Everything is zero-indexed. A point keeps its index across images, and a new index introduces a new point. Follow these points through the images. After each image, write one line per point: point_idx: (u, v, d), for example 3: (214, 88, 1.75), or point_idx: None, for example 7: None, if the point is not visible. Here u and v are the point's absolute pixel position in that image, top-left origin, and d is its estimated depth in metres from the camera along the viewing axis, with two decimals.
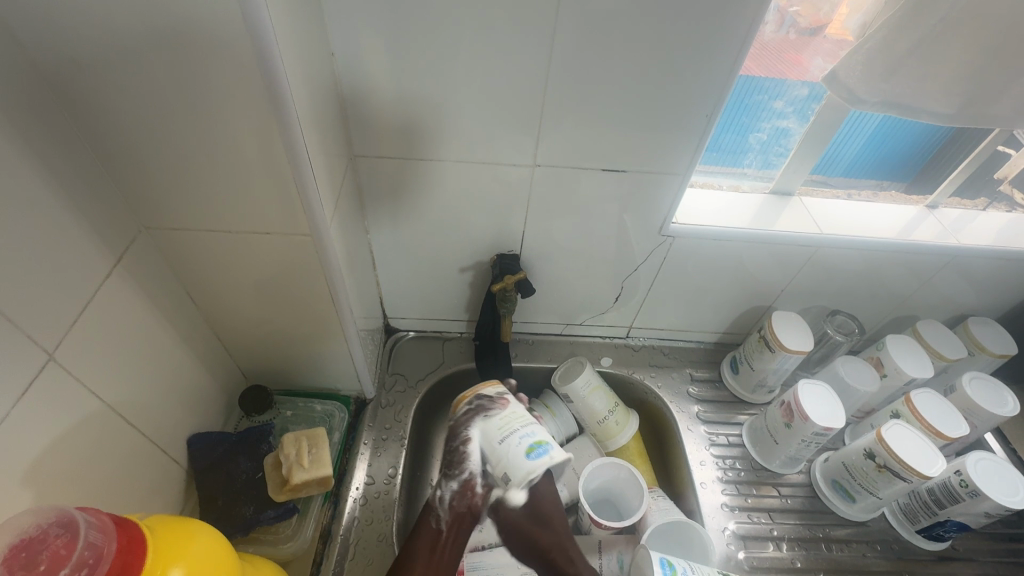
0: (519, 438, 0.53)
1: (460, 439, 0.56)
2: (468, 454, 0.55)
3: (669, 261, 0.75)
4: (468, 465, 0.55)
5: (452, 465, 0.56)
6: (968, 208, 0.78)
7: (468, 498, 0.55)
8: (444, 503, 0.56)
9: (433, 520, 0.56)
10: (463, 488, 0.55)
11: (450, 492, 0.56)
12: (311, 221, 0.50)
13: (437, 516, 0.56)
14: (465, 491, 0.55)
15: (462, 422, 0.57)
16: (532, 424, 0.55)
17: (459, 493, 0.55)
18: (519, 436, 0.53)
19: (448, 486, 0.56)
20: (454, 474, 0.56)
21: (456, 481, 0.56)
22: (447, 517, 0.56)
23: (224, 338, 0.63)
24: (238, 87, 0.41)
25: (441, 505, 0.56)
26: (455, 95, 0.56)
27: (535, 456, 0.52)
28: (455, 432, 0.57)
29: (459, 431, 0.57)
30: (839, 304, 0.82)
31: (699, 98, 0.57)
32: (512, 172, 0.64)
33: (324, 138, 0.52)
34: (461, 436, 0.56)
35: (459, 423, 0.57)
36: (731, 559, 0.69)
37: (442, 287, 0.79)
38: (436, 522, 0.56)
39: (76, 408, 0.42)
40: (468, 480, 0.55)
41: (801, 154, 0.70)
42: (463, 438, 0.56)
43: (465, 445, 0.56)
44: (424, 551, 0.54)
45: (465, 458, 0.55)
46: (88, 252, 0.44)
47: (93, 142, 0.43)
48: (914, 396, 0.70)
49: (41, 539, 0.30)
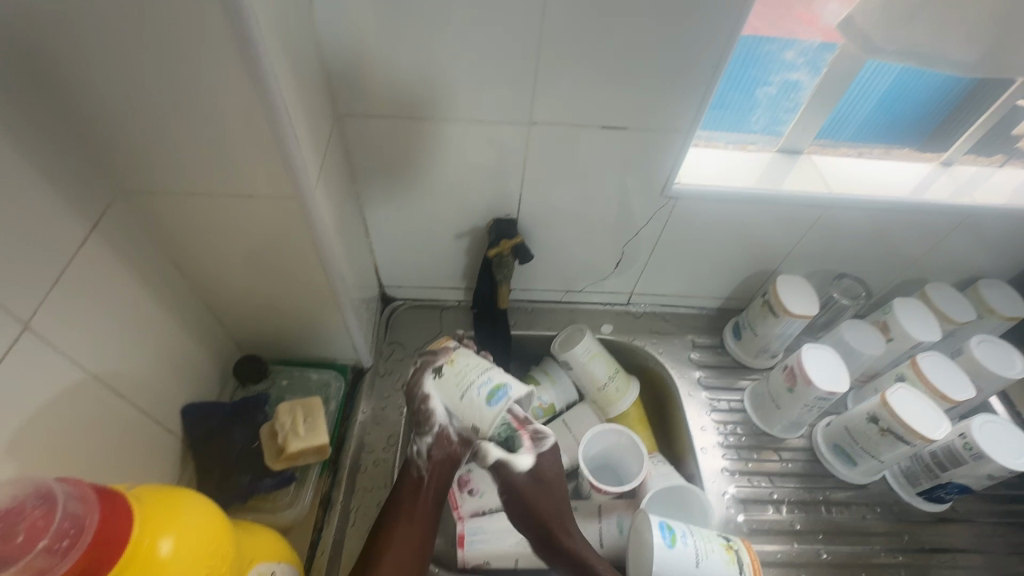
0: (479, 387, 0.55)
1: (421, 398, 0.58)
2: (433, 409, 0.57)
3: (671, 225, 0.72)
4: (435, 419, 0.57)
5: (420, 421, 0.58)
6: (982, 166, 0.74)
7: (445, 447, 0.58)
8: (422, 455, 0.58)
9: (414, 470, 0.59)
10: (438, 439, 0.58)
11: (425, 445, 0.58)
12: (295, 183, 0.48)
13: (417, 466, 0.59)
14: (439, 441, 0.58)
15: (416, 380, 0.59)
16: (490, 371, 0.56)
17: (435, 444, 0.58)
18: (477, 386, 0.55)
19: (422, 439, 0.58)
20: (425, 429, 0.58)
21: (430, 434, 0.58)
22: (427, 466, 0.59)
23: (214, 308, 0.62)
24: (205, 36, 0.38)
25: (420, 457, 0.59)
26: (444, 48, 0.53)
27: (495, 401, 0.54)
28: (414, 392, 0.59)
29: (416, 388, 0.59)
30: (846, 267, 0.80)
31: (704, 48, 0.53)
32: (508, 132, 0.61)
33: (306, 95, 0.49)
34: (419, 394, 0.58)
35: (413, 383, 0.59)
36: (730, 522, 0.69)
37: (437, 254, 0.77)
38: (418, 471, 0.59)
39: (57, 378, 0.41)
40: (440, 431, 0.58)
41: (811, 111, 0.66)
42: (423, 395, 0.58)
43: (426, 401, 0.58)
44: (406, 503, 0.57)
45: (430, 413, 0.57)
46: (60, 217, 0.42)
47: (56, 101, 0.41)
48: (921, 359, 0.69)
49: (18, 510, 0.30)
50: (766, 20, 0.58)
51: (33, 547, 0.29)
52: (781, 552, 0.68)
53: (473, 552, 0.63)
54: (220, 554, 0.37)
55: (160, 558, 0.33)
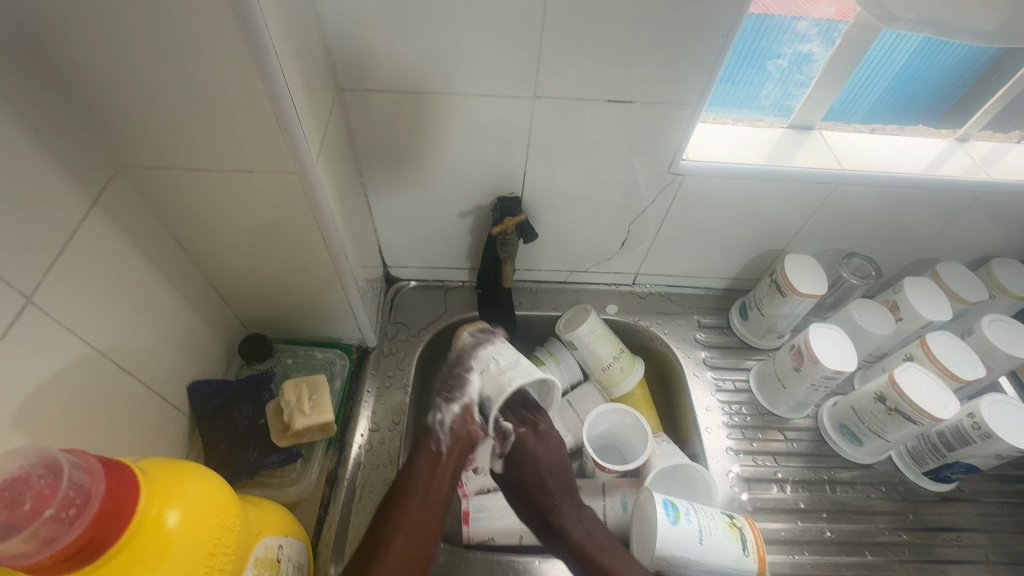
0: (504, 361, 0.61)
1: (465, 369, 0.61)
2: (470, 381, 0.60)
3: (678, 203, 0.71)
4: (469, 390, 0.59)
5: (454, 390, 0.59)
6: (1000, 141, 0.72)
7: (467, 423, 0.59)
8: (444, 426, 0.58)
9: (433, 443, 0.58)
10: (464, 413, 0.58)
11: (449, 416, 0.58)
12: (296, 157, 0.47)
13: (437, 440, 0.58)
14: (465, 415, 0.58)
15: (469, 351, 0.63)
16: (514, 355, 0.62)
17: (459, 417, 0.58)
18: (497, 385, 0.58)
19: (448, 409, 0.59)
20: (454, 398, 0.59)
21: (457, 405, 0.59)
22: (447, 441, 0.58)
23: (219, 286, 0.62)
24: (205, 8, 0.37)
25: (441, 429, 0.58)
26: (447, 20, 0.51)
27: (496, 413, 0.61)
28: (462, 361, 0.62)
29: (465, 360, 0.62)
30: (856, 246, 0.78)
31: (714, 19, 0.52)
32: (512, 107, 0.60)
33: (306, 68, 0.48)
34: (467, 364, 0.61)
35: (464, 353, 0.63)
36: (734, 500, 0.69)
37: (441, 233, 0.76)
38: (436, 445, 0.58)
39: (61, 353, 0.41)
40: (467, 404, 0.59)
41: (823, 84, 0.64)
42: (468, 366, 0.61)
43: (468, 373, 0.60)
44: (424, 472, 0.57)
45: (467, 385, 0.60)
46: (60, 191, 0.41)
47: (54, 72, 0.40)
48: (930, 338, 0.68)
49: (24, 479, 0.30)
50: None
51: (41, 515, 0.29)
52: (784, 530, 0.68)
53: (477, 528, 0.64)
54: (226, 525, 0.38)
55: (168, 528, 0.34)
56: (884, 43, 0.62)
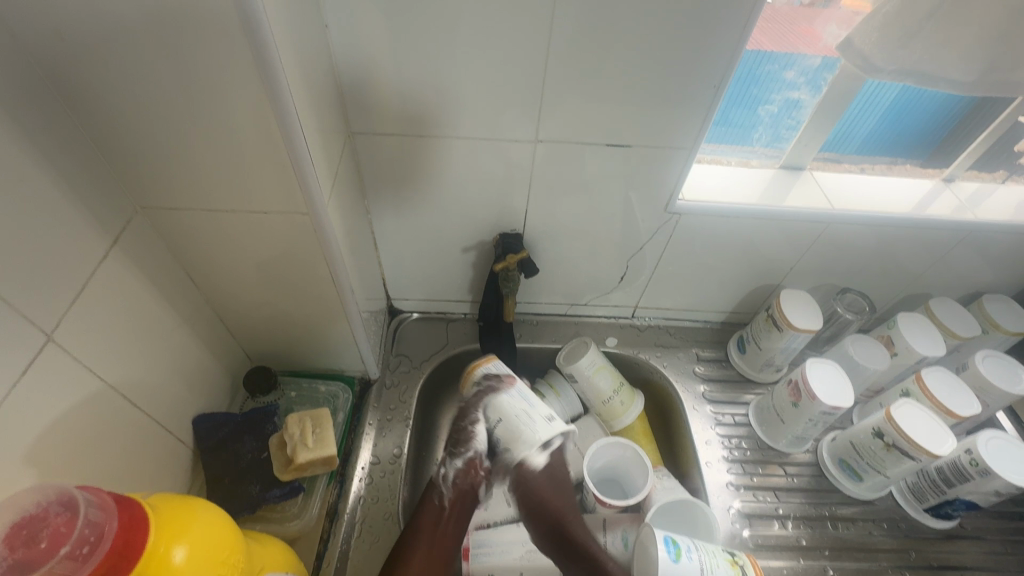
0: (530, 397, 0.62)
1: (469, 420, 0.61)
2: (475, 434, 0.60)
3: (674, 240, 0.73)
4: (474, 444, 0.60)
5: (458, 443, 0.61)
6: (985, 182, 0.75)
7: (471, 477, 0.60)
8: (447, 480, 0.60)
9: (437, 496, 0.61)
10: (467, 466, 0.60)
11: (453, 470, 0.60)
12: (309, 198, 0.49)
13: (440, 493, 0.60)
14: (468, 469, 0.60)
15: (475, 402, 0.62)
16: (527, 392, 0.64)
17: (463, 472, 0.60)
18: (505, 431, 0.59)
19: (452, 463, 0.61)
20: (459, 452, 0.61)
21: (461, 459, 0.60)
22: (450, 494, 0.60)
23: (226, 319, 0.63)
24: (232, 66, 0.40)
25: (445, 482, 0.61)
26: (453, 71, 0.55)
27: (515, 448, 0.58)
28: (466, 411, 0.62)
29: (471, 410, 0.62)
30: (850, 282, 0.80)
31: (705, 72, 0.55)
32: (515, 150, 0.62)
33: (320, 115, 0.51)
34: (470, 416, 0.61)
35: (469, 404, 0.62)
36: (736, 537, 0.69)
37: (444, 267, 0.78)
38: (439, 499, 0.60)
39: (76, 388, 0.43)
40: (471, 458, 0.60)
41: (813, 127, 0.68)
42: (473, 417, 0.61)
43: (472, 424, 0.61)
44: (428, 528, 0.58)
45: (472, 437, 0.60)
46: (85, 233, 0.43)
47: (83, 118, 0.42)
48: (925, 374, 0.69)
49: (42, 517, 0.31)
50: (772, 37, 0.59)
51: (55, 553, 0.30)
52: (787, 568, 0.67)
53: (477, 565, 0.63)
54: (231, 563, 0.38)
55: (174, 565, 0.34)
56: (868, 90, 0.65)
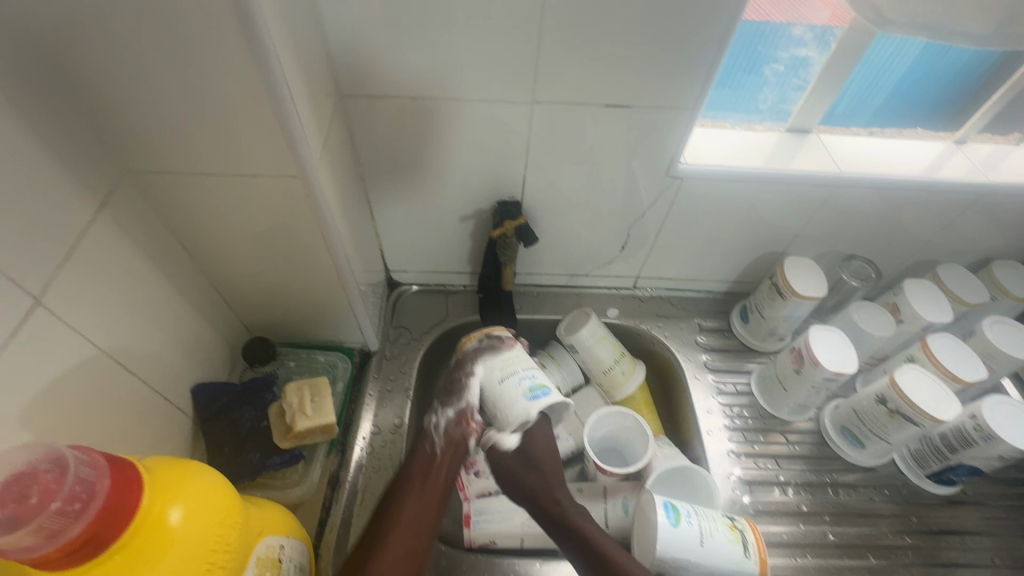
0: (519, 380, 0.59)
1: (465, 372, 0.62)
2: (469, 387, 0.61)
3: (676, 206, 0.72)
4: (466, 397, 0.61)
5: (451, 393, 0.62)
6: (999, 144, 0.72)
7: (463, 426, 0.62)
8: (439, 429, 0.62)
9: (429, 445, 0.61)
10: (460, 418, 0.62)
11: (445, 420, 0.62)
12: (300, 161, 0.48)
13: (433, 441, 0.61)
14: (459, 420, 0.62)
15: (470, 356, 0.62)
16: (533, 367, 0.60)
17: (454, 421, 0.61)
18: (518, 377, 0.59)
19: (445, 413, 0.62)
20: (450, 403, 0.62)
21: (453, 410, 0.62)
22: (442, 443, 0.61)
23: (222, 289, 0.63)
24: (211, 17, 0.38)
25: (437, 432, 0.62)
26: (446, 30, 0.53)
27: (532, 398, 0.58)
28: (463, 364, 0.63)
29: (467, 364, 0.62)
30: (856, 249, 0.79)
31: (710, 26, 0.53)
32: (513, 113, 0.60)
33: (308, 75, 0.49)
34: (467, 368, 0.62)
35: (466, 356, 0.63)
36: (736, 503, 0.69)
37: (443, 238, 0.77)
38: (432, 447, 0.61)
39: (68, 353, 0.42)
40: (464, 410, 0.61)
41: (822, 86, 0.65)
42: (469, 370, 0.62)
43: (467, 377, 0.61)
44: (420, 474, 0.59)
45: (465, 390, 0.61)
46: (70, 197, 0.43)
47: (62, 76, 0.41)
48: (931, 341, 0.68)
49: (30, 474, 0.31)
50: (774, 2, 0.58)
51: (46, 508, 0.30)
52: (787, 533, 0.68)
53: (479, 532, 0.64)
54: (227, 523, 0.38)
55: (169, 526, 0.34)
56: (879, 51, 0.63)
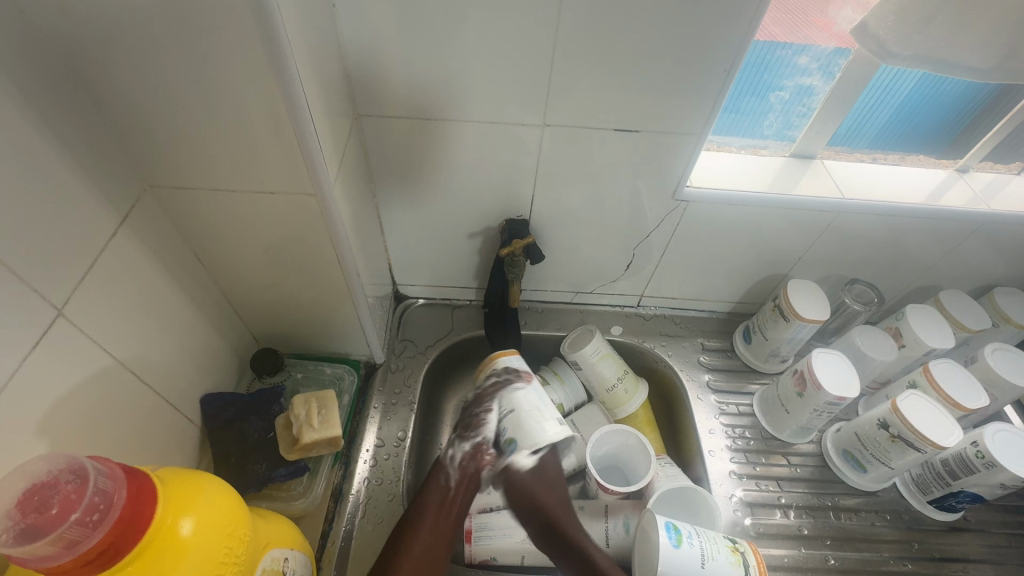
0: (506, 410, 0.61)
1: (482, 408, 0.63)
2: (487, 421, 0.62)
3: (682, 228, 0.73)
4: (483, 430, 0.62)
5: (470, 428, 0.62)
6: (999, 173, 0.74)
7: (478, 460, 0.61)
8: (454, 462, 0.61)
9: (444, 478, 0.61)
10: (475, 450, 0.61)
11: (461, 453, 0.62)
12: (316, 180, 0.49)
13: (447, 474, 0.61)
14: (475, 452, 0.61)
15: (491, 392, 0.63)
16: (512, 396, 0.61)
17: (469, 454, 0.61)
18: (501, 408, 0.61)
19: (461, 446, 0.62)
20: (468, 435, 0.62)
21: (469, 443, 0.62)
22: (456, 476, 0.61)
23: (233, 300, 0.64)
24: (236, 41, 0.39)
25: (452, 464, 0.61)
26: (461, 55, 0.54)
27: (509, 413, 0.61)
28: (481, 400, 0.63)
29: (484, 399, 0.63)
30: (859, 273, 0.80)
31: (717, 57, 0.54)
32: (523, 135, 0.62)
33: (327, 96, 0.50)
34: (485, 404, 0.63)
35: (485, 392, 0.64)
36: (737, 525, 0.69)
37: (450, 253, 0.78)
38: (446, 479, 0.61)
39: (86, 363, 0.43)
40: (480, 443, 0.62)
41: (825, 114, 0.66)
42: (485, 406, 0.63)
43: (485, 414, 0.62)
44: (433, 506, 0.59)
45: (483, 423, 0.62)
46: (95, 211, 0.44)
47: (90, 94, 0.42)
48: (933, 366, 0.68)
49: (53, 483, 0.32)
50: (783, 27, 0.58)
51: (66, 519, 0.31)
52: (788, 557, 0.68)
53: (480, 548, 0.64)
54: (237, 536, 0.39)
55: (181, 537, 0.35)
56: (881, 78, 0.64)
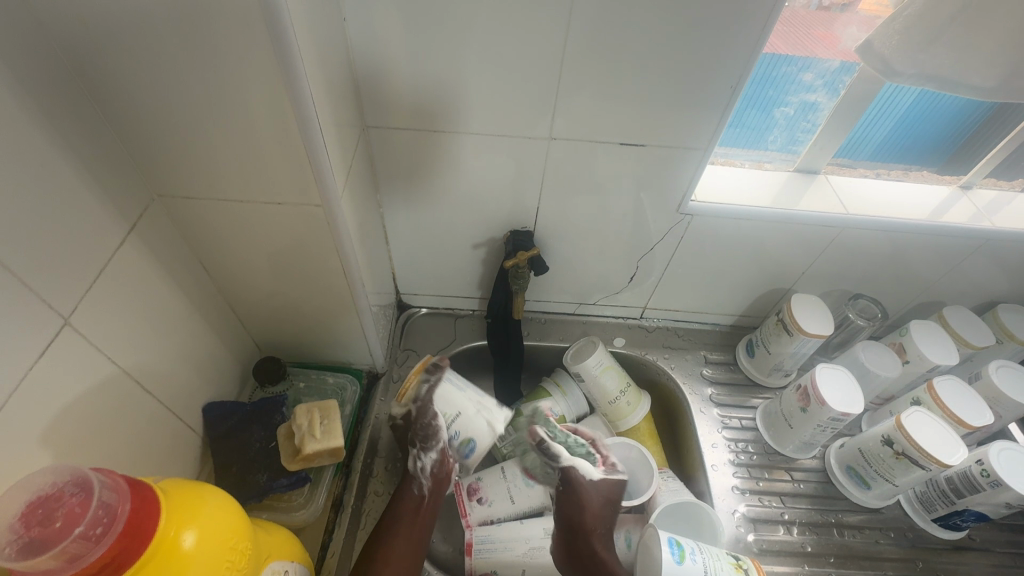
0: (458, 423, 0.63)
1: (429, 417, 0.61)
2: (438, 427, 0.61)
3: (686, 241, 0.73)
4: (441, 437, 0.61)
5: (427, 438, 0.61)
6: (1002, 190, 0.74)
7: (445, 464, 0.62)
8: (425, 472, 0.62)
9: (414, 488, 0.62)
10: (441, 456, 0.62)
11: (429, 462, 0.62)
12: (323, 191, 0.50)
13: (419, 483, 0.62)
14: (442, 458, 0.62)
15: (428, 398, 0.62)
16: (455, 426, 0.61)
17: (438, 462, 0.62)
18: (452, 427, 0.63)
19: (427, 456, 0.62)
20: (431, 445, 0.61)
21: (434, 451, 0.61)
22: (428, 483, 0.62)
23: (237, 308, 0.64)
24: (248, 55, 0.40)
25: (423, 474, 0.62)
26: (469, 69, 0.55)
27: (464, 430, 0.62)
28: (425, 409, 0.62)
29: (427, 407, 0.62)
30: (862, 288, 0.80)
31: (722, 74, 0.55)
32: (529, 148, 0.62)
33: (336, 108, 0.51)
34: (430, 412, 0.62)
35: (424, 402, 0.62)
36: (740, 541, 0.69)
37: (454, 263, 0.78)
38: (418, 488, 0.62)
39: (90, 371, 0.43)
40: (443, 448, 0.62)
41: (829, 129, 0.67)
42: (430, 414, 0.62)
43: (435, 418, 0.62)
44: (409, 511, 0.60)
45: (438, 431, 0.61)
46: (103, 219, 0.44)
47: (103, 105, 0.43)
48: (938, 384, 0.68)
49: (57, 496, 0.32)
50: (786, 41, 0.58)
51: (70, 533, 0.31)
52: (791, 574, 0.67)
53: (480, 561, 0.63)
54: (238, 549, 0.39)
55: (183, 550, 0.35)
56: (884, 95, 0.64)
